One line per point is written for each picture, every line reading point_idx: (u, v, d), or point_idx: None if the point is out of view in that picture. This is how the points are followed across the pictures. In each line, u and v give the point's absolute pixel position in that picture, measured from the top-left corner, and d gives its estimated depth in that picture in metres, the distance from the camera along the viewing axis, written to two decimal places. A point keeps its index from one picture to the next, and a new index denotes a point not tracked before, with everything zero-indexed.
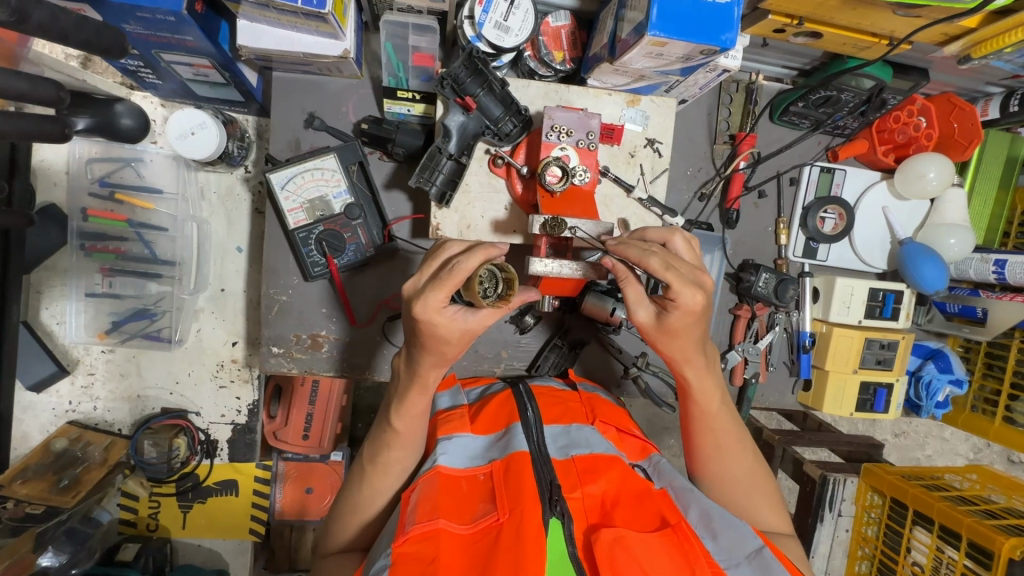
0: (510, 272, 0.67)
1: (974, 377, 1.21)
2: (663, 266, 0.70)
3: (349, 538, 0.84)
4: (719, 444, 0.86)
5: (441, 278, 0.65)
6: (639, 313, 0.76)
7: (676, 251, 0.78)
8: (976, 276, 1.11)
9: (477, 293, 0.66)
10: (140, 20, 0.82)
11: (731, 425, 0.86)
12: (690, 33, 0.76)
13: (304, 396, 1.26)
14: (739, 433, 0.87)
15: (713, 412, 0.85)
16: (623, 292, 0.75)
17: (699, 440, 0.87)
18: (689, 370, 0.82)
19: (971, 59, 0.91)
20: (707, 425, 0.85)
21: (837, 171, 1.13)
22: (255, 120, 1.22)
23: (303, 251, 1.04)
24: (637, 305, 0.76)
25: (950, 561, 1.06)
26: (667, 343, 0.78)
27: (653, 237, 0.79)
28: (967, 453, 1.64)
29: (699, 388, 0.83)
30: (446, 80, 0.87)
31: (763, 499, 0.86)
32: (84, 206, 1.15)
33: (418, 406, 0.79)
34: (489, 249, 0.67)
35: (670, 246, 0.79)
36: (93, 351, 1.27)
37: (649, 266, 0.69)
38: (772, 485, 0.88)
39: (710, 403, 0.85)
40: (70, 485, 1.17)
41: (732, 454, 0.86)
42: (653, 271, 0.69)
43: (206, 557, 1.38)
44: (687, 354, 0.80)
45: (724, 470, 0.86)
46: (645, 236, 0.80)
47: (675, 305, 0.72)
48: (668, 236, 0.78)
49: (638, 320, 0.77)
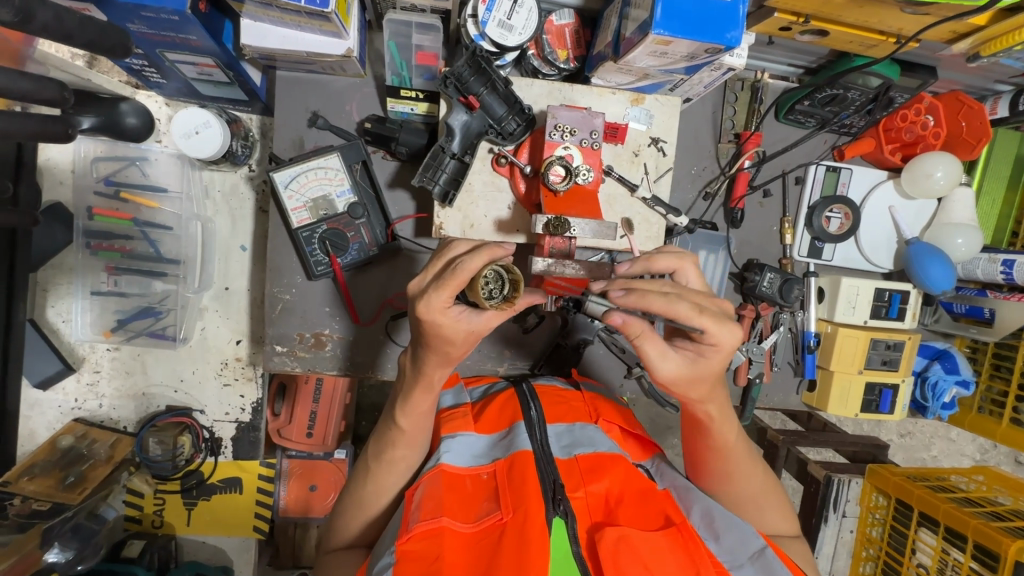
0: (515, 272, 0.65)
1: (981, 378, 1.20)
2: (695, 310, 0.70)
3: (352, 536, 0.85)
4: (733, 470, 0.84)
5: (445, 277, 0.64)
6: (665, 367, 0.72)
7: (686, 279, 0.81)
8: (984, 277, 1.10)
9: (480, 294, 0.64)
10: (144, 19, 0.82)
11: (745, 449, 0.85)
12: (695, 31, 0.75)
13: (308, 393, 1.27)
14: (751, 455, 0.86)
15: (730, 443, 0.83)
16: (641, 349, 0.71)
17: (714, 466, 0.85)
18: (699, 393, 0.77)
19: (981, 56, 0.90)
20: (724, 454, 0.83)
21: (843, 170, 1.12)
22: (259, 119, 1.22)
23: (306, 250, 1.05)
24: (660, 360, 0.72)
25: (955, 563, 1.05)
26: (694, 390, 0.75)
27: (662, 267, 0.80)
28: (973, 454, 1.63)
29: (707, 410, 0.79)
30: (449, 79, 0.87)
31: (773, 508, 0.87)
32: (89, 205, 1.16)
33: (423, 406, 0.78)
34: (494, 250, 0.65)
35: (680, 274, 0.80)
36: (99, 349, 1.28)
37: (680, 313, 0.69)
38: (780, 494, 0.89)
39: (727, 435, 0.82)
40: (75, 483, 1.17)
41: (747, 476, 0.85)
42: (687, 317, 0.69)
43: (210, 554, 1.38)
44: (713, 394, 0.77)
45: (736, 489, 0.86)
46: (653, 266, 0.80)
47: (713, 347, 0.72)
48: (678, 265, 0.80)
49: (663, 374, 0.73)
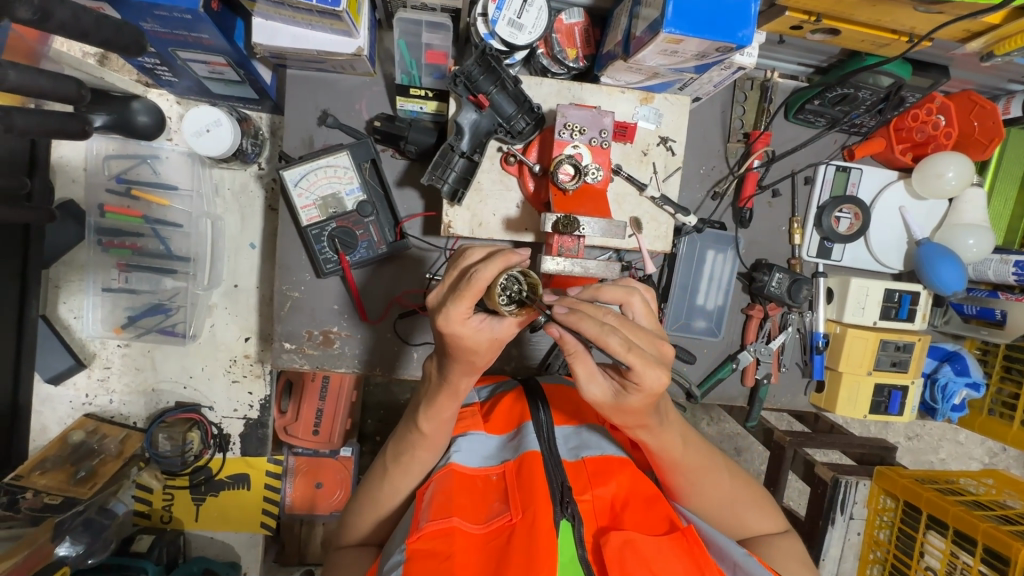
0: (533, 276, 0.66)
1: (991, 380, 1.20)
2: (625, 346, 0.62)
3: (363, 534, 0.85)
4: (693, 480, 0.82)
5: (462, 289, 0.62)
6: (592, 390, 0.69)
7: (635, 315, 0.73)
8: (995, 278, 1.09)
9: (498, 300, 0.64)
10: (157, 18, 0.83)
11: (701, 457, 0.82)
12: (706, 29, 0.75)
13: (315, 391, 1.29)
14: (710, 463, 0.82)
15: (677, 458, 0.79)
16: (573, 369, 0.68)
17: (672, 481, 0.82)
18: (645, 432, 0.75)
19: (995, 55, 0.89)
20: (677, 470, 0.80)
21: (853, 170, 1.12)
22: (269, 117, 1.23)
23: (315, 247, 1.05)
24: (590, 382, 0.69)
25: (964, 567, 1.05)
26: (622, 416, 0.72)
27: (609, 299, 0.72)
28: (982, 457, 1.62)
29: (657, 445, 0.77)
30: (458, 78, 0.87)
31: (749, 507, 0.86)
32: (101, 202, 1.17)
33: (446, 412, 0.78)
34: (509, 256, 0.64)
35: (627, 309, 0.73)
36: (109, 346, 1.29)
37: (609, 345, 0.62)
38: (756, 492, 0.87)
39: (672, 452, 0.79)
40: (86, 477, 1.19)
41: (707, 485, 0.82)
42: (614, 352, 0.62)
43: (218, 550, 1.39)
44: (642, 421, 0.73)
45: (703, 498, 0.83)
46: (598, 297, 0.72)
47: (637, 386, 0.66)
48: (625, 299, 0.72)
49: (591, 396, 0.70)
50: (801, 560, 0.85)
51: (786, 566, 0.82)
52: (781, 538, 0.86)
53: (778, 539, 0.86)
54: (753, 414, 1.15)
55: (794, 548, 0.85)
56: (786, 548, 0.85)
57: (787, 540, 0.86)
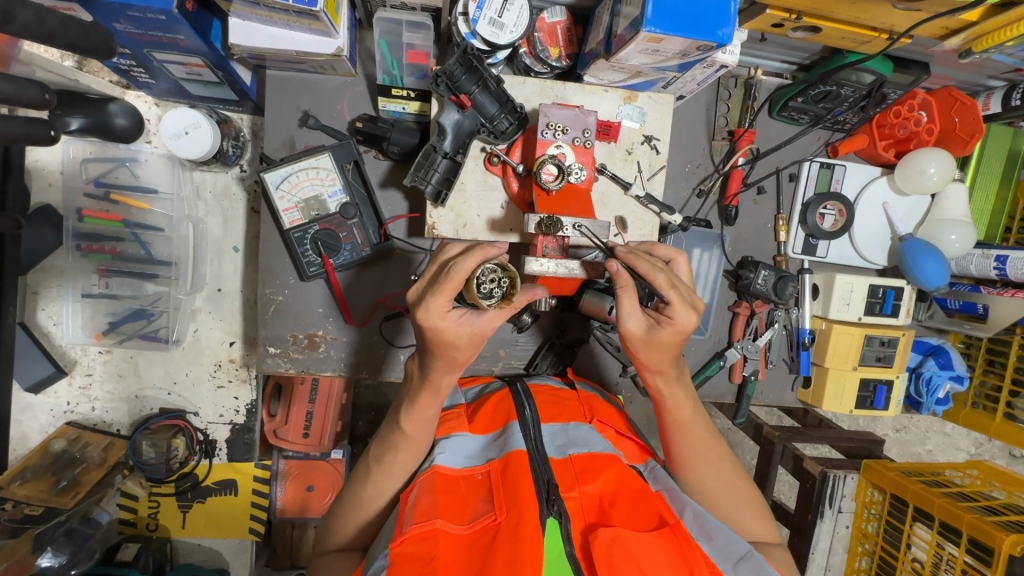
0: (512, 269, 0.66)
1: (975, 373, 1.21)
2: (669, 283, 0.71)
3: (347, 538, 0.84)
4: (697, 458, 0.85)
5: (441, 281, 0.63)
6: (629, 322, 0.73)
7: (678, 272, 0.81)
8: (977, 272, 1.10)
9: (477, 294, 0.64)
10: (130, 18, 0.81)
11: (708, 435, 0.86)
12: (686, 28, 0.75)
13: (304, 393, 1.26)
14: (716, 445, 0.86)
15: (686, 420, 0.84)
16: (618, 300, 0.72)
17: (679, 453, 0.86)
18: (661, 379, 0.81)
19: (973, 52, 0.90)
20: (684, 436, 0.85)
21: (836, 167, 1.12)
22: (250, 119, 1.21)
23: (298, 251, 1.04)
24: (629, 315, 0.73)
25: (950, 557, 1.06)
26: (648, 355, 0.76)
27: (660, 254, 0.82)
28: (969, 448, 1.64)
29: (669, 398, 0.83)
30: (441, 78, 0.86)
31: (747, 508, 0.86)
32: (79, 206, 1.14)
33: (428, 411, 0.78)
34: (486, 250, 0.64)
35: (674, 265, 0.81)
36: (91, 352, 1.27)
37: (655, 281, 0.70)
38: (756, 498, 0.87)
39: (682, 412, 0.84)
40: (68, 486, 1.17)
41: (710, 464, 0.85)
42: (659, 287, 0.70)
43: (207, 557, 1.37)
44: (663, 365, 0.78)
45: (703, 484, 0.86)
46: (652, 251, 0.82)
47: (670, 322, 0.73)
48: (673, 256, 0.81)
49: (626, 330, 0.74)
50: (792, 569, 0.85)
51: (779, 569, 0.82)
52: (778, 549, 0.86)
53: (772, 548, 0.86)
54: (741, 411, 1.16)
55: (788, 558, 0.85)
56: (780, 557, 0.84)
57: (782, 552, 0.86)
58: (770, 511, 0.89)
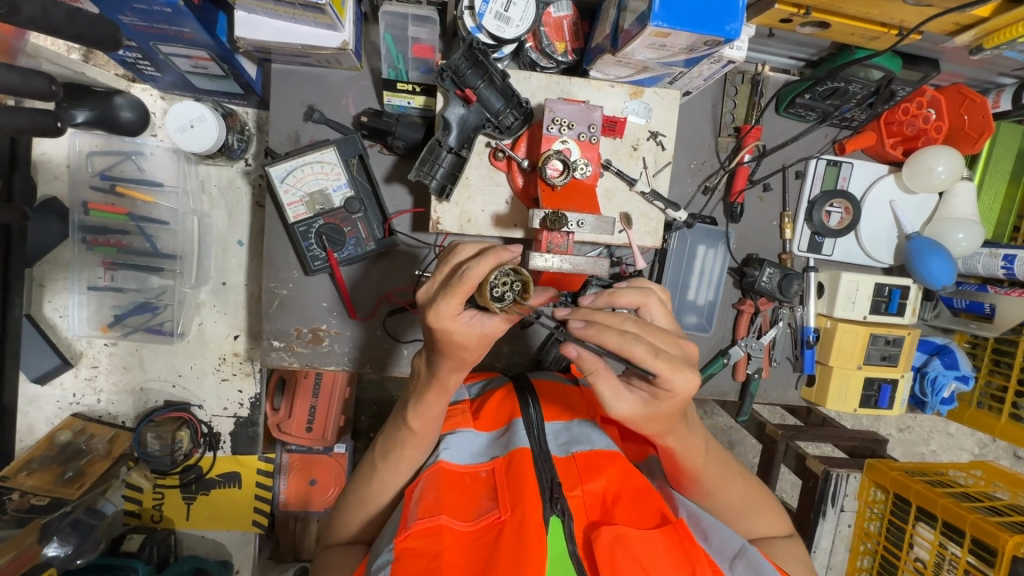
0: (525, 274, 0.66)
1: (981, 373, 1.20)
2: (652, 352, 0.63)
3: (352, 532, 0.85)
4: (709, 487, 0.82)
5: (453, 285, 0.62)
6: (619, 406, 0.68)
7: (651, 316, 0.74)
8: (985, 272, 1.10)
9: (489, 297, 0.64)
10: (136, 10, 0.81)
11: (720, 464, 0.81)
12: (694, 23, 0.74)
13: (307, 387, 1.26)
14: (727, 468, 0.82)
15: (698, 467, 0.79)
16: (596, 388, 0.66)
17: (691, 486, 0.82)
18: (672, 439, 0.74)
19: (984, 49, 0.89)
20: (696, 478, 0.80)
21: (843, 165, 1.12)
22: (255, 113, 1.21)
23: (303, 245, 1.04)
24: (616, 401, 0.67)
25: (953, 557, 1.06)
26: (652, 425, 0.70)
27: (626, 302, 0.73)
28: (972, 448, 1.63)
29: (682, 453, 0.76)
30: (446, 72, 0.87)
31: (758, 511, 0.85)
32: (84, 200, 1.15)
33: (434, 409, 0.78)
34: (500, 253, 0.63)
35: (643, 311, 0.74)
36: (96, 344, 1.28)
37: (636, 353, 0.62)
38: (766, 496, 0.87)
39: (695, 461, 0.78)
40: (74, 477, 1.18)
41: (723, 490, 0.82)
42: (642, 360, 0.62)
43: (210, 548, 1.38)
44: (670, 427, 0.72)
45: (714, 502, 0.83)
46: (614, 302, 0.72)
47: (668, 393, 0.66)
48: (641, 301, 0.73)
49: (619, 414, 0.69)
50: (803, 561, 0.85)
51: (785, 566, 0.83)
52: (786, 541, 0.86)
53: (781, 541, 0.86)
54: (745, 409, 1.15)
55: (794, 551, 0.85)
56: (787, 550, 0.85)
57: (791, 543, 0.86)
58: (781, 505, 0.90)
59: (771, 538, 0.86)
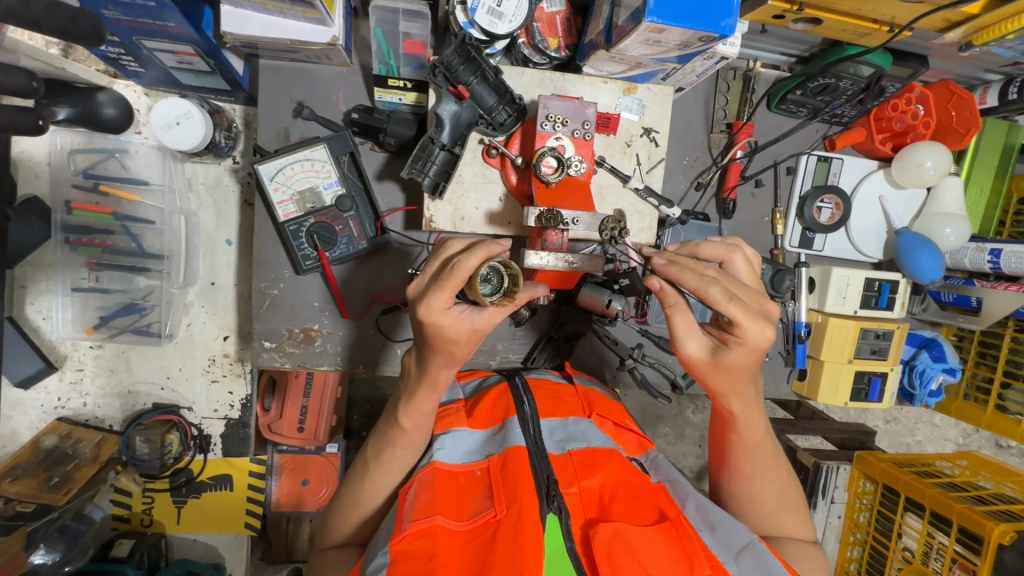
0: (514, 268, 0.68)
1: (967, 365, 1.22)
2: (725, 296, 0.68)
3: (347, 533, 0.84)
4: (751, 471, 0.83)
5: (443, 279, 0.65)
6: (688, 346, 0.74)
7: (735, 271, 0.78)
8: (971, 265, 1.12)
9: (480, 292, 0.67)
10: (119, 4, 0.79)
11: (771, 451, 0.84)
12: (688, 19, 0.74)
13: (298, 388, 1.24)
14: (776, 459, 0.84)
15: (753, 442, 0.82)
16: (672, 321, 0.74)
17: (739, 464, 0.84)
18: (736, 403, 0.78)
19: (972, 46, 0.90)
20: (748, 454, 0.83)
21: (833, 161, 1.12)
22: (242, 109, 1.19)
23: (293, 244, 1.02)
24: (688, 338, 0.74)
25: (940, 547, 1.07)
26: (719, 375, 0.75)
27: (710, 256, 0.78)
28: (956, 439, 1.66)
29: (742, 419, 0.80)
30: (438, 68, 0.85)
31: (786, 511, 0.85)
32: (67, 198, 1.11)
33: (425, 407, 0.79)
34: (490, 248, 0.66)
35: (727, 265, 0.78)
36: (81, 347, 1.25)
37: (708, 295, 0.68)
38: (796, 497, 0.86)
39: (753, 433, 0.81)
40: (60, 483, 1.15)
41: (767, 479, 0.84)
42: (715, 301, 0.68)
43: (202, 552, 1.37)
44: (738, 387, 0.76)
45: (751, 491, 0.84)
46: (698, 253, 0.78)
47: (739, 341, 0.71)
48: (726, 256, 0.77)
49: (686, 353, 0.75)
50: (819, 565, 0.83)
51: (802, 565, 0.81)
52: (807, 545, 0.85)
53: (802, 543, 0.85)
54: None
55: (814, 556, 0.83)
56: (808, 554, 0.83)
57: (811, 548, 0.84)
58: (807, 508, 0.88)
59: (792, 539, 0.85)
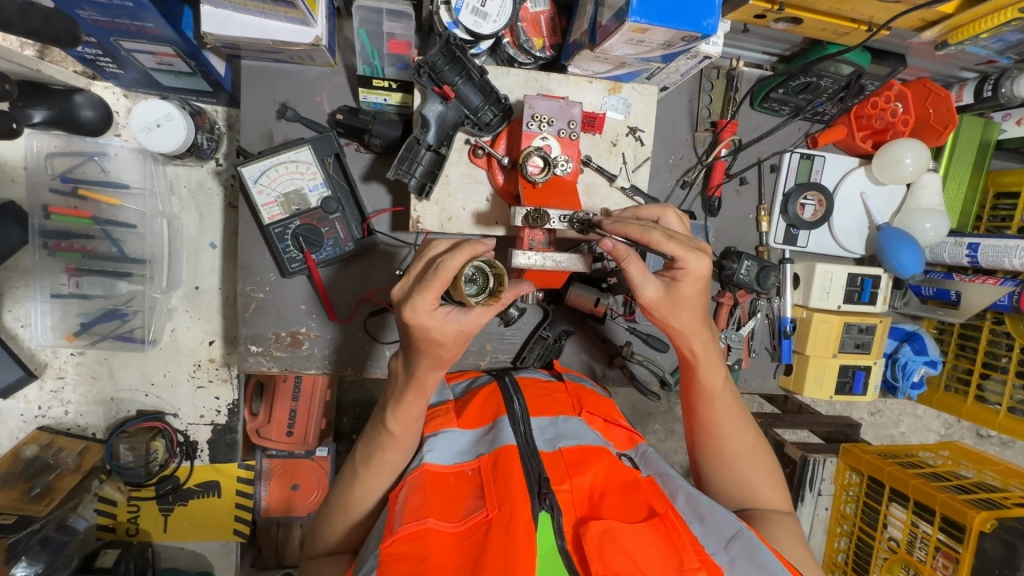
0: (499, 267, 0.69)
1: (947, 357, 1.25)
2: (665, 237, 0.74)
3: (337, 540, 0.83)
4: (718, 423, 0.88)
5: (429, 280, 0.65)
6: (646, 291, 0.78)
7: (670, 226, 0.84)
8: (951, 260, 1.14)
9: (464, 293, 0.68)
10: (95, 5, 0.78)
11: (733, 404, 0.89)
12: (670, 18, 0.74)
13: (287, 391, 1.23)
14: (739, 413, 0.88)
15: (714, 389, 0.87)
16: (626, 270, 0.76)
17: (704, 417, 0.89)
18: (694, 343, 0.84)
19: (948, 44, 0.92)
20: (710, 402, 0.88)
21: (816, 158, 1.14)
22: (225, 110, 1.17)
23: (279, 247, 1.01)
24: (644, 284, 0.77)
25: (925, 536, 1.09)
26: (676, 316, 0.81)
27: (647, 215, 0.85)
28: (939, 429, 1.69)
29: (701, 363, 0.86)
30: (423, 68, 0.85)
31: (759, 477, 0.87)
32: (44, 203, 1.09)
33: (414, 410, 0.79)
34: (474, 246, 0.67)
35: (664, 222, 0.84)
36: (62, 354, 1.23)
37: (652, 240, 0.74)
38: (768, 459, 0.89)
39: (712, 378, 0.87)
40: (42, 493, 1.15)
41: (733, 433, 0.87)
42: (657, 243, 0.74)
43: (190, 560, 1.36)
44: (694, 327, 0.82)
45: (721, 450, 0.88)
46: (639, 214, 0.85)
47: (684, 272, 0.76)
48: (661, 213, 0.84)
49: (645, 297, 0.78)
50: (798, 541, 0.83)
51: (775, 533, 0.82)
52: (782, 515, 0.86)
53: (775, 514, 0.86)
54: None
55: (790, 527, 0.84)
56: (783, 524, 0.84)
57: (786, 519, 0.85)
58: (783, 482, 0.90)
59: (765, 509, 0.86)
